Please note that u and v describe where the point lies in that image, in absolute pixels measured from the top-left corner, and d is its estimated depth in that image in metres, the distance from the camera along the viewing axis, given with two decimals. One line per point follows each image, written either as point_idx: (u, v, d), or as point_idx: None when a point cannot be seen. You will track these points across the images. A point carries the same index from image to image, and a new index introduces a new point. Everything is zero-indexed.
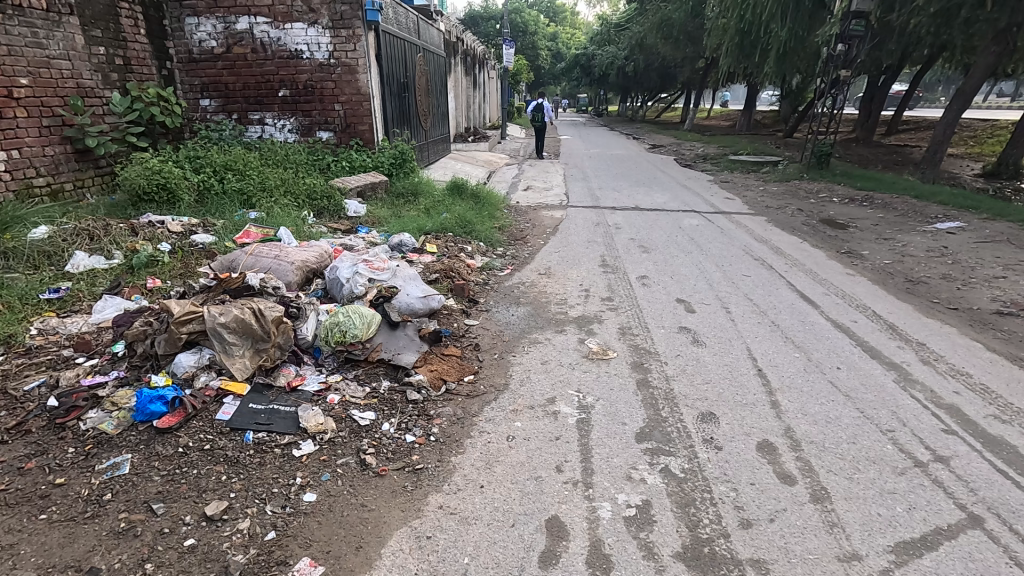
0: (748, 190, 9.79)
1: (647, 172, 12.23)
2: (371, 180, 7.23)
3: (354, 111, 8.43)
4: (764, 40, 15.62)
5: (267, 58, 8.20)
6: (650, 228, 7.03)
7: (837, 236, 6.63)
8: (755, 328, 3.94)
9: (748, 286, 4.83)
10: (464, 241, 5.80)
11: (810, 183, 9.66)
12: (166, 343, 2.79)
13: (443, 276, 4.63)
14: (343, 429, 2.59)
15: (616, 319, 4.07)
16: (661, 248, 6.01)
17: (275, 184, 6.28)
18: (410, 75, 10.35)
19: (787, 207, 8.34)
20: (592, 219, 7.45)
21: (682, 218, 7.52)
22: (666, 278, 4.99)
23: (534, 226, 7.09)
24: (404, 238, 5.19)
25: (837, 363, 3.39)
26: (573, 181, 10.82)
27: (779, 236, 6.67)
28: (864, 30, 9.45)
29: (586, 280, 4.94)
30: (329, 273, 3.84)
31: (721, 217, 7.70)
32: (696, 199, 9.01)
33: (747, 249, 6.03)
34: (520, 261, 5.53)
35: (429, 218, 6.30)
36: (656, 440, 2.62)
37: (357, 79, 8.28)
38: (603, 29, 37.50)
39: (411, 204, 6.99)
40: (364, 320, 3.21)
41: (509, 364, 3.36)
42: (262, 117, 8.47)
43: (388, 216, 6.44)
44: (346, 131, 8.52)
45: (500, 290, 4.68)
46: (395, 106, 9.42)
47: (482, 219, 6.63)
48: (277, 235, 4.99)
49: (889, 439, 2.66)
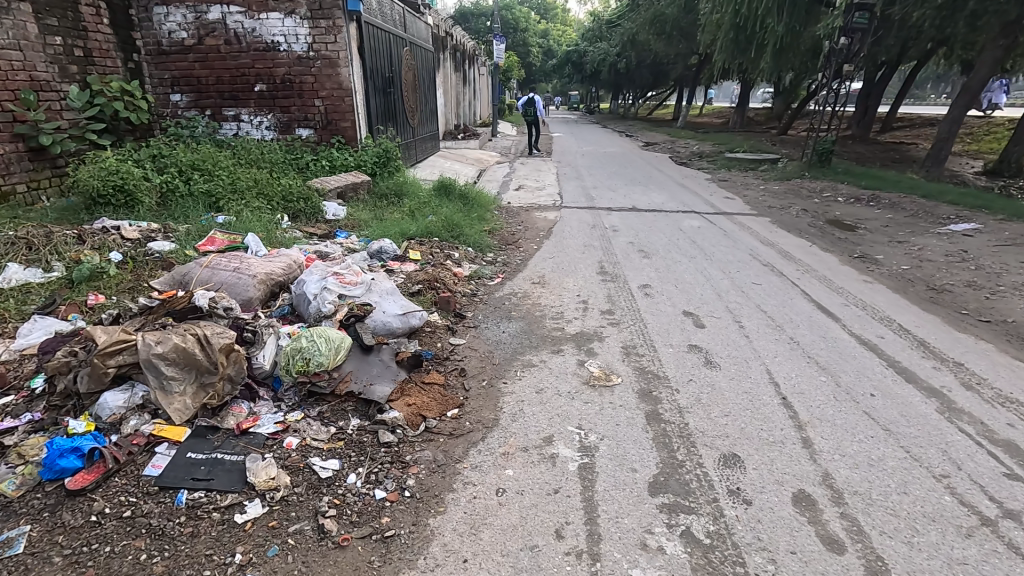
0: (749, 189, 9.41)
1: (642, 170, 11.84)
2: (352, 180, 6.77)
3: (335, 107, 7.94)
4: (761, 35, 15.26)
5: (241, 50, 7.71)
6: (650, 230, 6.63)
7: (847, 239, 6.26)
8: (774, 346, 3.54)
9: (760, 296, 4.44)
10: (451, 246, 5.37)
11: (812, 182, 9.31)
12: (89, 379, 2.35)
13: (427, 287, 4.20)
14: (299, 485, 2.16)
15: (618, 336, 3.66)
16: (662, 253, 5.60)
17: (246, 186, 5.81)
18: (396, 69, 9.87)
19: (790, 207, 7.97)
20: (587, 221, 7.03)
21: (682, 220, 7.13)
22: (670, 287, 4.59)
23: (527, 229, 6.66)
24: (385, 244, 4.76)
25: (869, 390, 3.00)
26: (567, 180, 10.40)
27: (786, 238, 6.29)
28: (868, 23, 9.08)
29: (584, 291, 4.52)
30: (296, 287, 3.40)
31: (723, 218, 7.31)
32: (695, 199, 8.63)
33: (754, 253, 5.64)
34: (511, 268, 5.11)
35: (414, 221, 5.87)
36: (672, 493, 2.21)
37: (338, 73, 7.79)
38: (595, 25, 37.05)
39: (395, 206, 6.54)
40: (332, 346, 2.77)
41: (499, 394, 2.93)
42: (237, 114, 7.98)
43: (369, 219, 5.98)
44: (327, 128, 8.04)
45: (490, 302, 4.26)
46: (380, 102, 8.94)
47: (471, 222, 6.19)
48: (244, 242, 4.53)
49: (945, 487, 2.27)
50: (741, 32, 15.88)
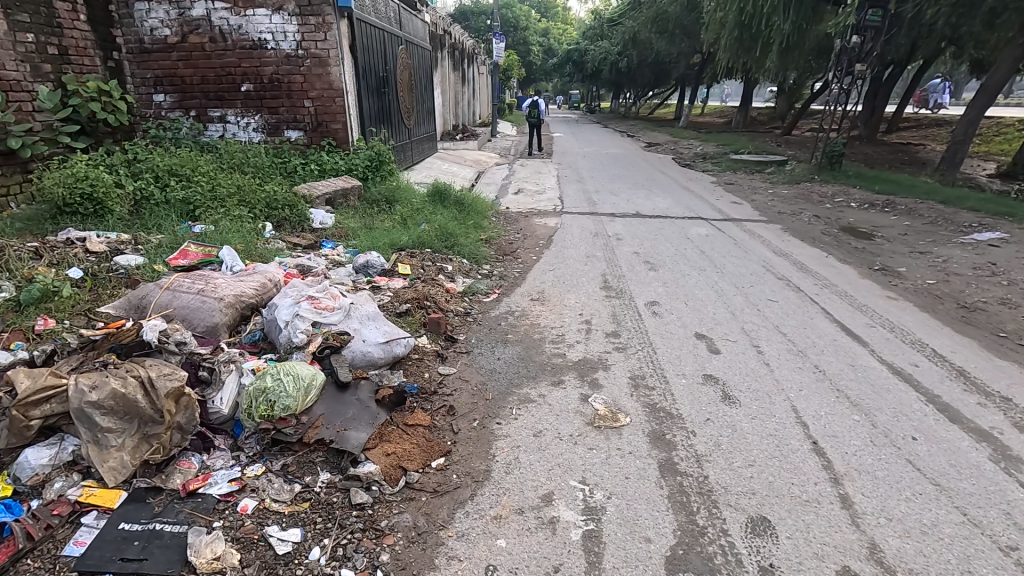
0: (757, 193, 9.07)
1: (645, 173, 11.49)
2: (341, 185, 6.43)
3: (325, 108, 7.59)
4: (766, 33, 14.89)
5: (226, 48, 7.35)
6: (655, 238, 6.28)
7: (864, 248, 5.92)
8: (797, 377, 3.19)
9: (777, 315, 4.09)
10: (445, 258, 5.02)
11: (822, 186, 8.96)
12: (7, 433, 2.00)
13: (415, 307, 3.86)
14: (251, 565, 1.82)
15: (624, 365, 3.31)
16: (669, 265, 5.25)
17: (227, 193, 5.46)
18: (390, 68, 9.53)
19: (801, 213, 7.62)
20: (589, 228, 6.68)
21: (689, 227, 6.78)
22: (679, 306, 4.25)
23: (525, 237, 6.32)
24: (374, 258, 4.42)
25: (910, 432, 2.65)
26: (567, 183, 10.06)
27: (800, 248, 5.95)
28: (881, 20, 8.72)
29: (586, 309, 4.18)
30: (268, 312, 3.06)
31: (731, 225, 6.97)
32: (701, 204, 8.29)
33: (767, 264, 5.29)
34: (508, 282, 4.77)
35: (406, 230, 5.52)
36: (694, 573, 1.88)
37: (328, 73, 7.44)
38: (596, 24, 36.67)
39: (386, 213, 6.19)
40: (300, 386, 2.43)
41: (492, 438, 2.59)
42: (222, 115, 7.63)
43: (358, 228, 5.64)
44: (317, 130, 7.69)
45: (484, 323, 3.92)
46: (373, 103, 8.60)
47: (466, 231, 5.85)
48: (219, 256, 4.18)
49: (1015, 562, 1.92)
50: (746, 30, 15.51)
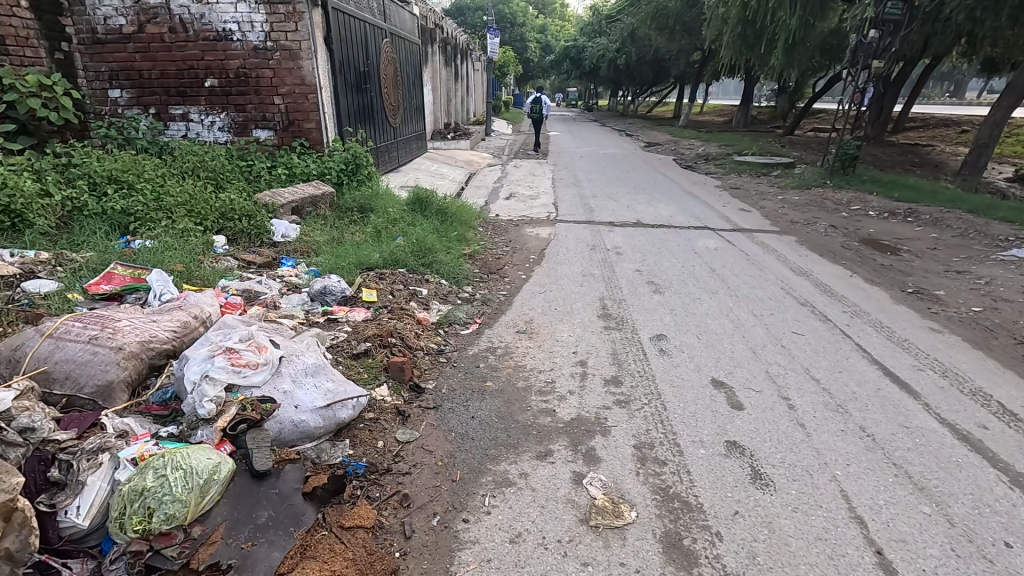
0: (765, 200, 8.45)
1: (644, 175, 10.88)
2: (311, 192, 5.79)
3: (297, 106, 6.94)
4: (771, 29, 14.26)
5: (188, 38, 6.67)
6: (659, 252, 5.67)
7: (892, 266, 5.31)
8: (841, 444, 2.57)
9: (805, 355, 3.46)
10: (420, 279, 4.39)
11: (835, 192, 8.36)
12: None
13: (377, 346, 3.23)
14: None
15: (627, 427, 2.68)
16: (676, 287, 4.63)
17: (175, 202, 4.81)
18: (373, 63, 8.86)
19: (816, 222, 7.03)
20: (585, 240, 6.05)
21: (696, 239, 6.17)
22: (690, 341, 3.62)
23: (515, 250, 5.69)
24: (335, 283, 3.78)
25: (1002, 536, 2.04)
26: (563, 187, 9.42)
27: (820, 265, 5.34)
28: (901, 14, 8.10)
29: (581, 345, 3.56)
30: (179, 366, 2.42)
31: (742, 236, 6.35)
32: (707, 211, 7.67)
33: (787, 286, 4.67)
34: (491, 309, 4.14)
35: (379, 245, 4.88)
36: None
37: (300, 67, 6.78)
38: (593, 20, 36.00)
39: (359, 224, 5.55)
40: (192, 485, 1.79)
41: (456, 545, 1.97)
42: (185, 112, 6.95)
43: (325, 241, 5.01)
44: (288, 129, 7.03)
45: (459, 364, 3.28)
46: (352, 100, 7.95)
47: (447, 245, 5.22)
48: (148, 281, 3.53)
49: None
50: (750, 26, 14.88)
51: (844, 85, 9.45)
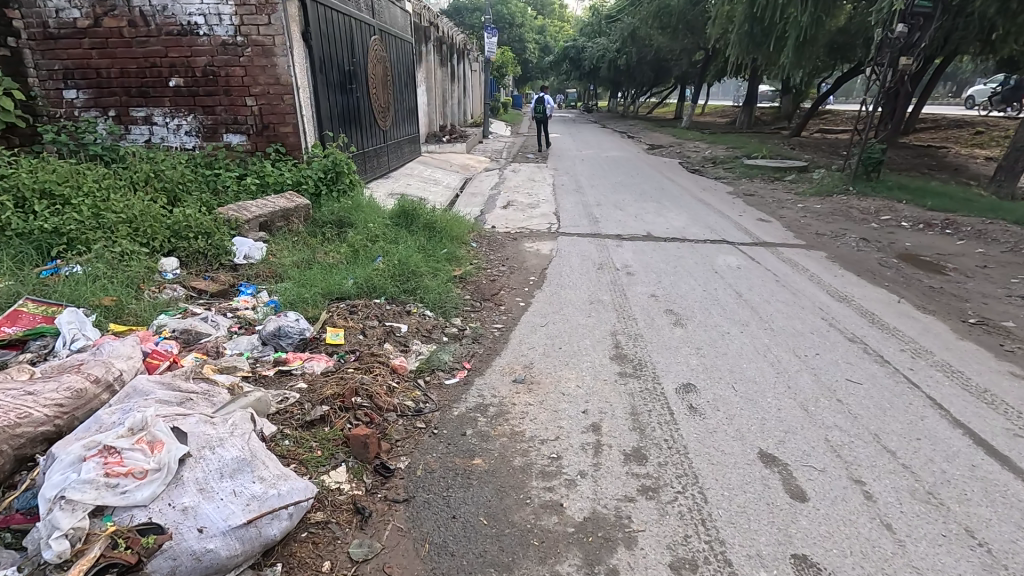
0: (784, 209, 7.80)
1: (651, 181, 10.25)
2: (283, 205, 5.13)
3: (271, 108, 6.26)
4: (781, 27, 13.65)
5: (150, 33, 6.01)
6: (676, 271, 5.01)
7: (943, 289, 4.66)
8: (949, 560, 1.92)
9: (870, 414, 2.80)
10: (400, 311, 3.74)
11: (859, 200, 7.72)
12: None
13: (337, 410, 2.57)
14: None
15: (658, 533, 2.02)
16: (700, 318, 3.97)
17: (118, 219, 4.14)
18: (360, 62, 8.21)
19: (844, 235, 6.39)
20: (592, 258, 5.40)
21: (715, 256, 5.51)
22: (726, 395, 2.96)
23: (512, 270, 5.05)
24: (295, 321, 3.11)
25: None
26: (565, 194, 8.78)
27: (860, 288, 4.69)
28: (932, 7, 7.47)
29: (593, 400, 2.90)
30: (46, 462, 1.73)
31: (765, 252, 5.70)
32: (723, 222, 7.03)
33: (829, 317, 4.01)
34: (484, 349, 3.47)
35: (355, 269, 4.22)
36: None
37: (274, 64, 6.11)
38: (592, 20, 35.38)
39: (336, 242, 4.90)
40: None
41: None
42: (148, 115, 6.28)
43: (294, 264, 4.35)
44: (262, 133, 6.35)
45: (441, 431, 2.62)
46: (336, 102, 7.29)
47: (435, 266, 4.57)
48: (57, 323, 2.87)
49: None
50: (757, 23, 14.23)
51: (866, 85, 8.82)
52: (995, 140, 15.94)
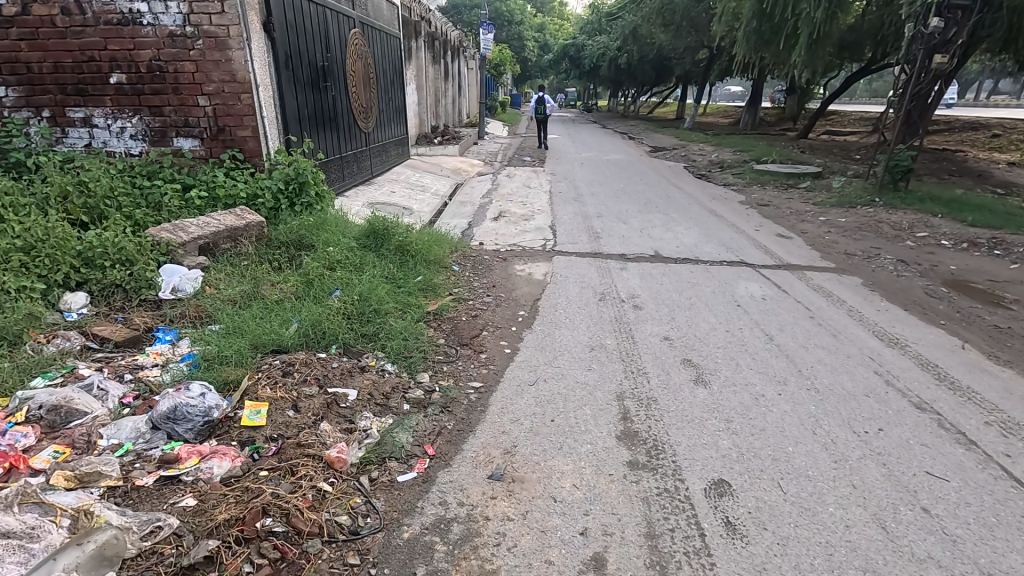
0: (804, 222, 7.05)
1: (656, 188, 9.49)
2: (230, 223, 4.38)
3: (226, 109, 5.48)
4: (792, 23, 12.85)
5: (85, 22, 5.22)
6: (691, 304, 4.26)
7: (1011, 329, 3.92)
8: None
9: (974, 537, 2.04)
10: (353, 367, 2.97)
11: (888, 213, 6.96)
12: None
13: (231, 547, 1.79)
14: None
15: None
16: (725, 373, 3.22)
17: (13, 246, 3.38)
18: (336, 57, 7.43)
19: (878, 254, 5.66)
20: (591, 285, 4.65)
21: (735, 284, 4.76)
22: (774, 503, 2.20)
23: (498, 301, 4.30)
24: (199, 395, 2.36)
25: None
26: (562, 203, 8.03)
27: (913, 326, 3.94)
28: None
29: (594, 511, 2.15)
30: None
31: (792, 278, 4.96)
32: (739, 238, 6.29)
33: (885, 372, 3.25)
34: (454, 422, 2.71)
35: (304, 308, 3.45)
36: None
37: (229, 59, 5.32)
38: (592, 18, 34.62)
39: (289, 269, 4.15)
40: None
41: None
42: (88, 116, 5.50)
43: (232, 299, 3.60)
44: (217, 137, 5.57)
45: (381, 570, 1.85)
46: (305, 102, 6.51)
47: (403, 300, 3.82)
48: None
49: None
50: (767, 20, 13.39)
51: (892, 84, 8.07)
52: (1014, 144, 15.14)
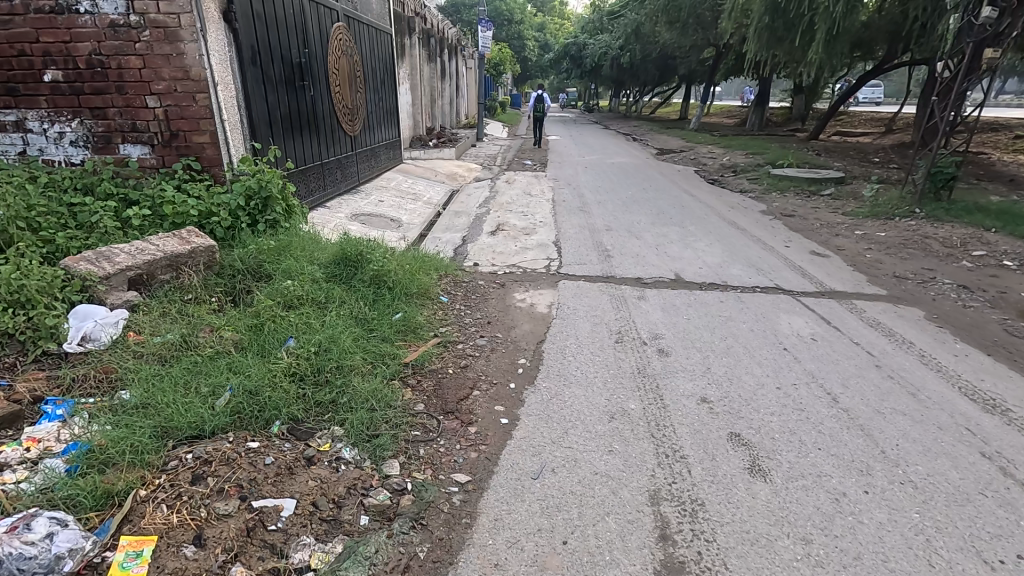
0: (838, 237, 6.29)
1: (668, 195, 8.74)
2: (170, 248, 3.62)
3: (179, 111, 4.72)
4: (808, 18, 12.04)
5: (12, 10, 4.46)
6: (729, 350, 3.50)
7: None
8: None
9: None
10: (295, 460, 2.22)
11: (934, 227, 6.20)
12: None
13: None
14: None
15: None
16: (788, 459, 2.46)
17: None
18: (316, 52, 6.66)
19: (932, 277, 4.92)
20: (605, 321, 3.90)
21: (777, 320, 4.00)
22: None
23: (493, 344, 3.55)
24: (44, 539, 1.59)
25: None
26: (566, 214, 7.28)
27: (1008, 380, 3.18)
28: None
29: None
30: None
31: (841, 309, 4.21)
32: (768, 257, 5.54)
33: (998, 456, 2.49)
34: (427, 548, 1.95)
35: (243, 366, 2.70)
36: None
37: (180, 53, 4.57)
38: (594, 17, 33.81)
39: (239, 308, 3.41)
40: None
41: None
42: (20, 119, 4.73)
43: (157, 353, 2.85)
44: (170, 143, 4.81)
45: None
46: (277, 103, 5.76)
47: (373, 352, 3.07)
48: None
49: None
50: (780, 15, 12.56)
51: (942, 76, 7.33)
52: None
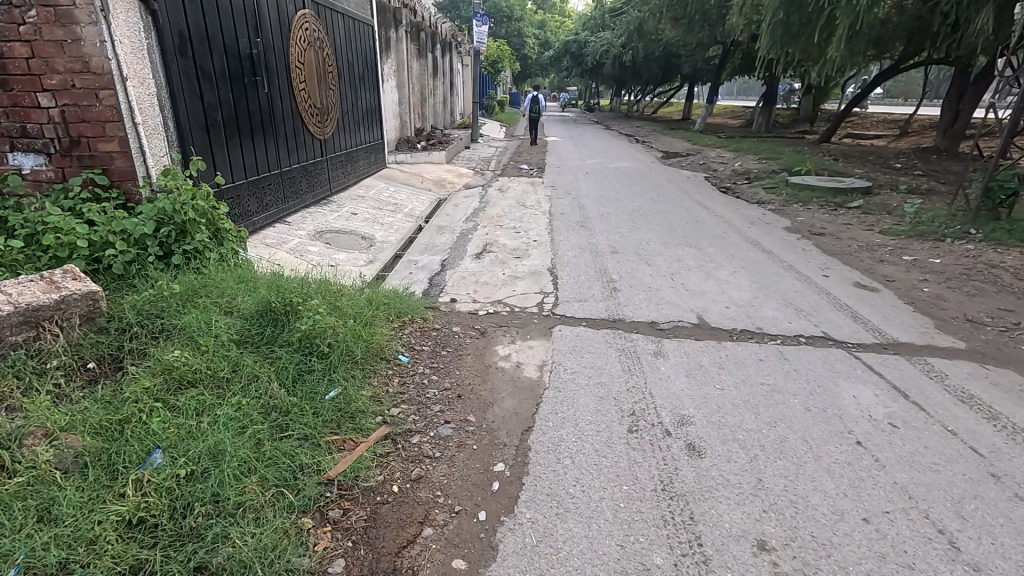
0: (884, 263, 5.34)
1: (679, 207, 7.78)
2: (26, 296, 2.59)
3: (79, 112, 3.74)
4: (827, 13, 11.02)
5: None
6: (784, 448, 2.54)
7: None
8: None
9: None
10: None
11: (997, 254, 5.27)
12: None
13: None
14: None
15: None
16: None
17: None
18: (273, 43, 5.71)
19: (1016, 323, 3.98)
20: (612, 395, 2.95)
21: (835, 391, 3.05)
22: None
23: (461, 434, 2.60)
24: None
25: None
26: (564, 231, 6.34)
27: None
28: None
29: None
30: None
31: (916, 373, 3.27)
32: (806, 291, 4.59)
33: None
34: None
35: (59, 513, 1.75)
36: None
37: (75, 39, 3.58)
38: (597, 14, 32.72)
39: (108, 388, 2.45)
40: None
41: None
42: None
43: None
44: (71, 150, 3.80)
45: None
46: (215, 104, 4.83)
47: (275, 468, 2.12)
48: None
49: None
50: (796, 9, 11.54)
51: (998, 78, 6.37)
52: None
